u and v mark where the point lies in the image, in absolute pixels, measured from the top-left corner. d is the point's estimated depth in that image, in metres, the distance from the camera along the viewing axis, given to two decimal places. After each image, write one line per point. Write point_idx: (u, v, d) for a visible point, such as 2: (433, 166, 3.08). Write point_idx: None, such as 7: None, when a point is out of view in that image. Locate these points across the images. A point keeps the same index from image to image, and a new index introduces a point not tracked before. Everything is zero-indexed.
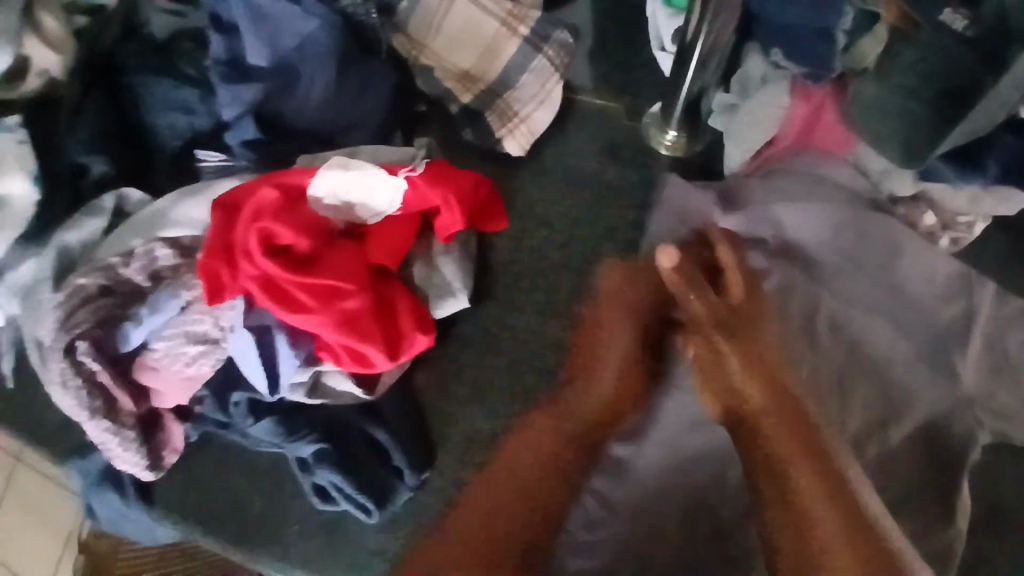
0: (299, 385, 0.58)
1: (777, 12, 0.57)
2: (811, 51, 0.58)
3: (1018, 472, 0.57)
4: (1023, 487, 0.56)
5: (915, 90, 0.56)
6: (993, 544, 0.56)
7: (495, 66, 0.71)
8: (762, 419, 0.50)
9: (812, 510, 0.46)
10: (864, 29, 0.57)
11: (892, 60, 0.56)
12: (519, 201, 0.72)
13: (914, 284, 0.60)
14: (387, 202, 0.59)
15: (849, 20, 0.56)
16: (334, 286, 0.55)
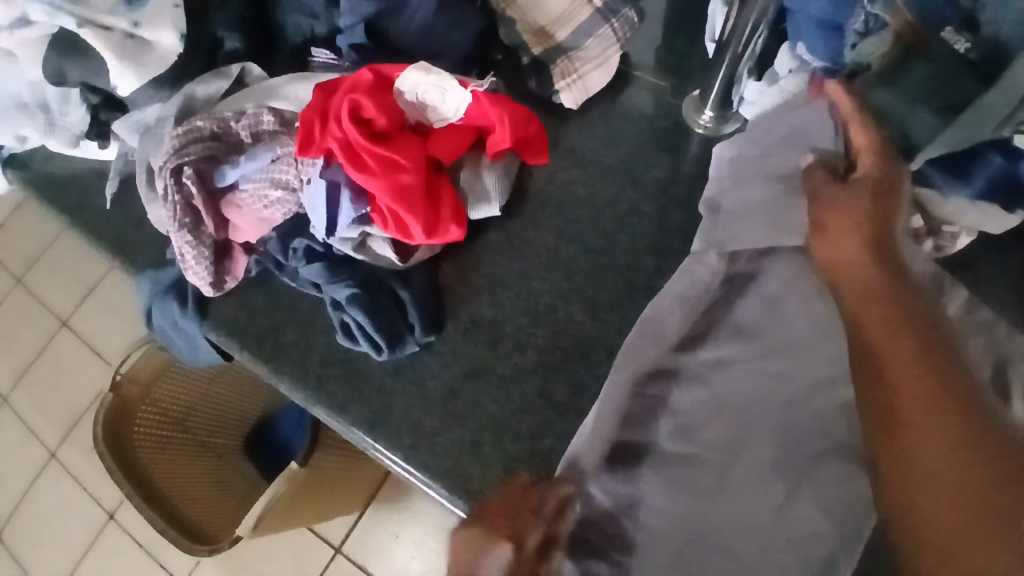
0: (349, 239, 0.70)
1: (802, 6, 0.67)
2: (828, 47, 0.67)
3: None
4: None
5: (918, 100, 0.63)
6: None
7: (566, 29, 0.81)
8: (874, 303, 0.54)
9: (902, 380, 0.48)
10: (874, 31, 0.64)
11: (901, 73, 0.64)
12: (564, 144, 0.84)
13: None
14: (454, 108, 0.72)
15: (860, 22, 0.64)
16: (397, 161, 0.68)
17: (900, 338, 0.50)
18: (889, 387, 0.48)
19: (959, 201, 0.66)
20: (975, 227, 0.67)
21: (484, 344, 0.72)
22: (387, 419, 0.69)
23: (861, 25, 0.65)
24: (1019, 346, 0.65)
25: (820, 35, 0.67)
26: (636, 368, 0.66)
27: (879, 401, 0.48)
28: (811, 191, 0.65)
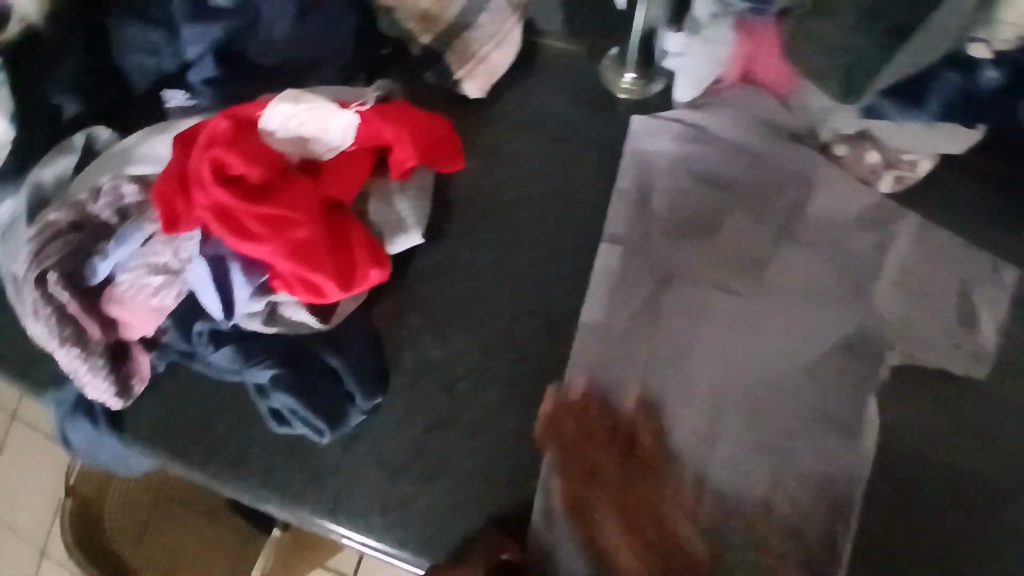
0: (255, 314, 0.60)
1: None
2: None
3: (934, 390, 0.60)
4: (943, 409, 0.60)
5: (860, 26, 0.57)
6: (908, 460, 0.58)
7: (453, 8, 0.70)
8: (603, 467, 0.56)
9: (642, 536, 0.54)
10: None
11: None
12: (477, 141, 0.72)
13: (829, 217, 0.63)
14: (341, 135, 0.61)
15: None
16: (284, 216, 0.58)
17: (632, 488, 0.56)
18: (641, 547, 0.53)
19: (919, 125, 0.63)
20: (934, 149, 0.64)
21: (439, 391, 0.63)
22: (349, 502, 0.61)
23: None
24: (975, 264, 0.63)
25: None
26: (598, 379, 0.61)
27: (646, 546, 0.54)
28: (736, 177, 0.65)
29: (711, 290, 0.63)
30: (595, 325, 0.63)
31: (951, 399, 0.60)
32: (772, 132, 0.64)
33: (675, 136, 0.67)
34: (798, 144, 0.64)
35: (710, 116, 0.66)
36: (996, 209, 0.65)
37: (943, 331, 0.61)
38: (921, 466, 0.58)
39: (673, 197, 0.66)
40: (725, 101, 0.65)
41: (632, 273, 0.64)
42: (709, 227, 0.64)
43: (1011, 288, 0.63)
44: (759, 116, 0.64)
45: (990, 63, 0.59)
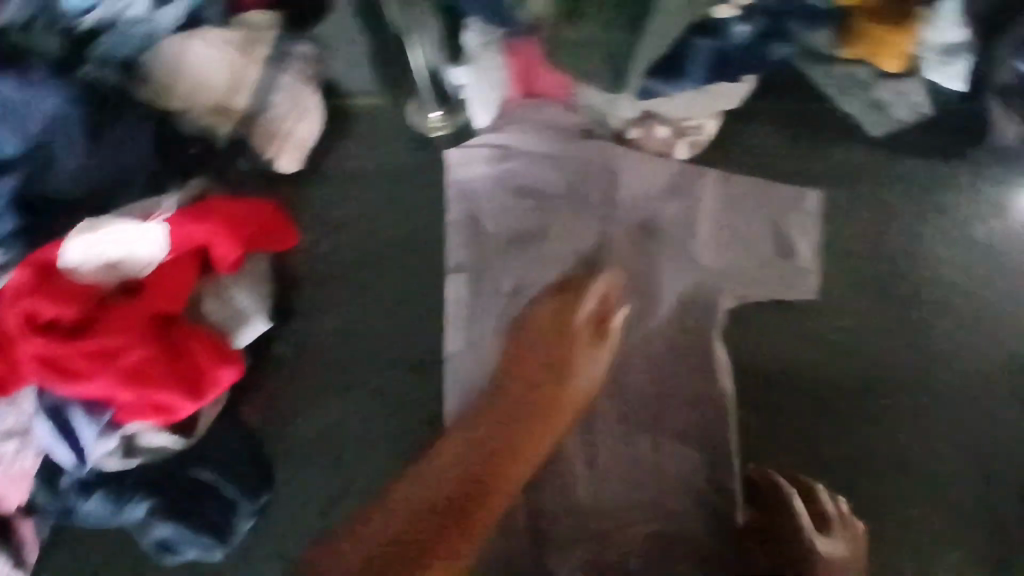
0: (113, 450, 0.60)
1: None
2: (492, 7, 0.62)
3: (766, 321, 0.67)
4: (778, 336, 0.67)
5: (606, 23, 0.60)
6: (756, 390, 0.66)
7: (242, 94, 0.70)
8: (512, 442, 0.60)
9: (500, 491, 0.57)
10: None
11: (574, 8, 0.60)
12: (306, 212, 0.72)
13: (635, 200, 0.69)
14: (148, 252, 0.60)
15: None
16: (109, 347, 0.58)
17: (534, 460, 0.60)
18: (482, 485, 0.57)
19: (689, 94, 0.66)
20: (712, 109, 0.68)
21: (331, 466, 0.65)
22: None
23: None
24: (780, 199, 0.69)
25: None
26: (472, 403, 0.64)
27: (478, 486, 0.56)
28: (546, 187, 0.69)
29: (556, 288, 0.67)
30: (462, 356, 0.66)
31: (793, 328, 0.67)
32: (566, 135, 0.69)
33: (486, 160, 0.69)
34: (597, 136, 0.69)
35: (509, 134, 0.69)
36: (790, 141, 0.70)
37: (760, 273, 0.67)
38: (767, 394, 0.67)
39: (499, 219, 0.69)
40: (516, 118, 0.69)
41: (482, 300, 0.67)
42: (540, 236, 0.68)
43: (817, 211, 0.68)
44: (547, 125, 0.69)
45: (736, 20, 0.62)
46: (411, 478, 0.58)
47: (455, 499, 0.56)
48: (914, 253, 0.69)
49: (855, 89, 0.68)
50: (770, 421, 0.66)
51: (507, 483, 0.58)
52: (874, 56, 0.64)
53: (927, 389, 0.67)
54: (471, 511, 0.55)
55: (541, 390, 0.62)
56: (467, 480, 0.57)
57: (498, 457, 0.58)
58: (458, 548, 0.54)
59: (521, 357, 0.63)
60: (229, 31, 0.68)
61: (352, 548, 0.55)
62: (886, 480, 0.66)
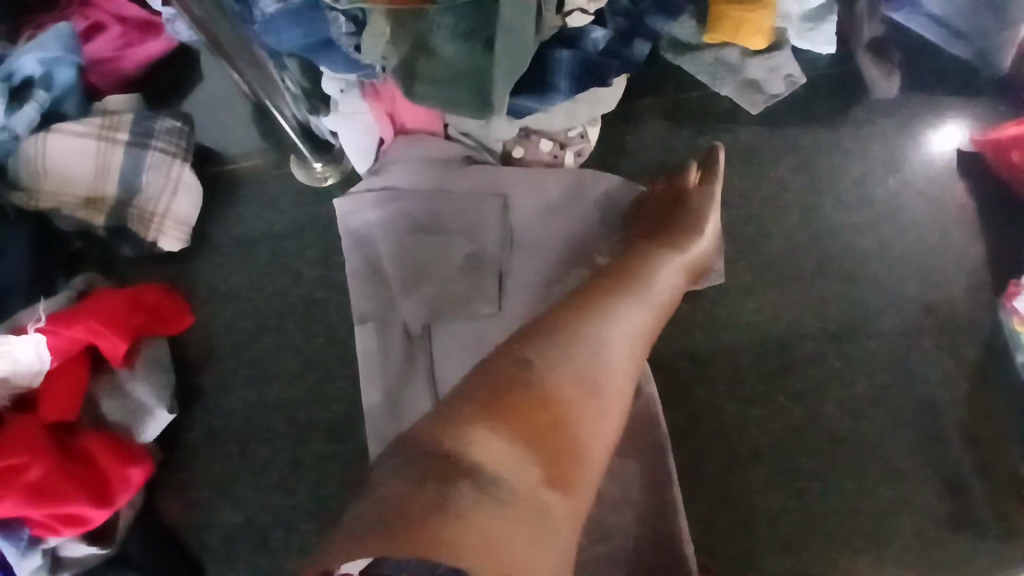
0: (38, 567, 0.58)
1: (277, 39, 0.58)
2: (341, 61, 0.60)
3: (688, 312, 0.65)
4: (703, 328, 0.64)
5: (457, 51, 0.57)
6: (689, 389, 0.63)
7: (112, 180, 0.67)
8: (552, 398, 0.45)
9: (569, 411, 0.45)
10: (361, 28, 0.56)
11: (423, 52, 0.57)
12: (200, 286, 0.69)
13: (534, 216, 0.67)
14: (33, 359, 0.58)
15: (343, 22, 0.56)
16: (8, 465, 0.55)
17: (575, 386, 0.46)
18: (550, 459, 0.43)
19: (565, 105, 0.66)
20: (591, 116, 0.68)
21: (256, 551, 0.62)
22: None
23: (346, 26, 0.57)
24: None
25: (321, 53, 0.59)
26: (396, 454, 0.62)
27: (544, 448, 0.43)
28: (443, 218, 0.67)
29: (463, 321, 0.66)
30: (377, 411, 0.63)
31: (702, 322, 0.65)
32: (449, 164, 0.67)
33: (372, 207, 0.67)
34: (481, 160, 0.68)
35: (392, 174, 0.67)
36: (666, 134, 0.71)
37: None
38: (701, 392, 0.63)
39: (398, 260, 0.67)
40: (396, 158, 0.67)
41: (386, 342, 0.65)
42: (437, 268, 0.66)
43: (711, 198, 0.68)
44: (426, 159, 0.67)
45: (592, 26, 0.63)
46: (525, 332, 0.49)
47: (570, 375, 0.46)
48: (814, 222, 0.68)
49: (725, 71, 0.68)
50: (687, 415, 0.63)
51: (603, 390, 0.47)
52: (739, 37, 0.64)
53: (846, 356, 0.64)
54: (604, 367, 0.48)
55: (625, 271, 0.55)
56: (582, 376, 0.47)
57: (613, 282, 0.53)
58: (566, 413, 0.45)
59: (626, 253, 0.57)
60: (92, 118, 0.68)
61: (419, 435, 0.44)
62: (824, 455, 0.62)
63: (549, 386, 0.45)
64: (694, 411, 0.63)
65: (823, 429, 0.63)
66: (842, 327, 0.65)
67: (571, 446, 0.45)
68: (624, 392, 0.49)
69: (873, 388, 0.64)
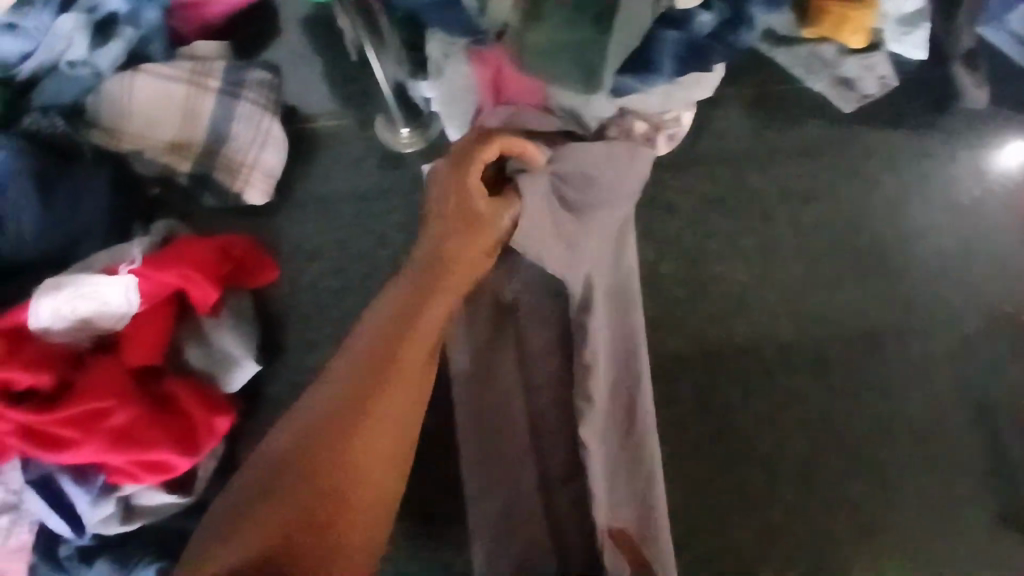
0: (111, 516, 0.56)
1: None
2: (459, 24, 0.63)
3: (755, 299, 0.69)
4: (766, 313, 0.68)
5: (572, 22, 0.60)
6: (755, 372, 0.67)
7: (200, 126, 0.68)
8: (301, 493, 0.40)
9: (351, 475, 0.41)
10: None
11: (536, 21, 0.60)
12: (284, 243, 0.71)
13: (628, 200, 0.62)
14: (121, 302, 0.57)
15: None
16: (91, 409, 0.54)
17: (380, 437, 0.43)
18: (335, 514, 0.40)
19: (664, 87, 0.65)
20: (687, 100, 0.67)
21: None
22: None
23: None
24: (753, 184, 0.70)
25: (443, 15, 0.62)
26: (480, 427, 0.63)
27: (327, 515, 0.40)
28: None
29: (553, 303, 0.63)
30: None
31: (770, 310, 0.68)
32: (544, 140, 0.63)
33: None
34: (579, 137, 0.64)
35: None
36: (756, 125, 0.71)
37: (740, 260, 0.69)
38: (765, 377, 0.67)
39: None
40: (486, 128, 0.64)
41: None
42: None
43: (790, 193, 0.70)
44: (517, 132, 0.63)
45: (700, 9, 0.62)
46: (320, 388, 0.46)
47: (324, 454, 0.42)
48: (891, 223, 0.70)
49: (821, 66, 0.68)
50: (758, 396, 0.67)
51: (377, 428, 0.43)
52: (838, 33, 0.64)
53: (912, 355, 0.68)
54: (341, 480, 0.41)
55: (391, 338, 0.44)
56: (314, 506, 0.40)
57: (361, 371, 0.44)
58: (361, 454, 0.42)
59: (391, 306, 0.46)
60: (183, 63, 0.68)
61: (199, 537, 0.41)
62: (882, 445, 0.66)
63: (317, 469, 0.41)
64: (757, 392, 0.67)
65: (895, 418, 0.67)
66: (910, 325, 0.68)
67: (349, 521, 0.40)
68: (412, 403, 0.45)
69: (938, 388, 0.67)
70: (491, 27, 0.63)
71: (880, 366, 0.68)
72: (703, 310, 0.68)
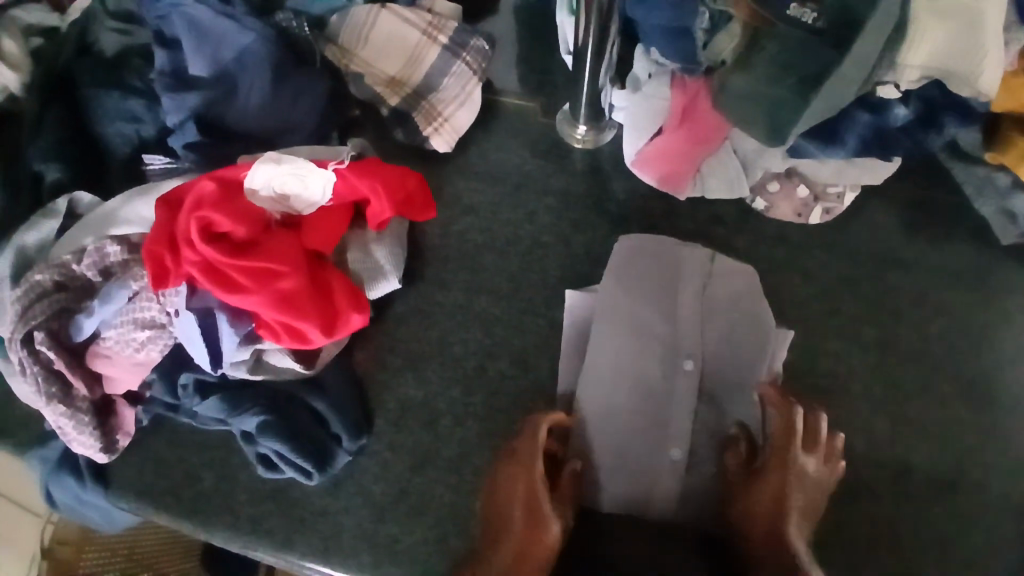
0: (241, 362, 0.64)
1: (646, 16, 0.68)
2: (680, 49, 0.69)
3: (862, 385, 0.68)
4: (873, 403, 0.68)
5: (778, 78, 0.66)
6: (852, 465, 0.65)
7: (417, 72, 0.79)
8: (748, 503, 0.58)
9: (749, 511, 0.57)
10: (719, 27, 0.68)
11: (757, 54, 0.67)
12: (447, 190, 0.79)
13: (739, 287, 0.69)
14: (319, 192, 0.66)
15: (705, 20, 0.68)
16: (268, 268, 0.61)
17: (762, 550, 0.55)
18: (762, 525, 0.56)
19: (839, 161, 0.71)
20: (856, 181, 0.72)
21: (422, 428, 0.68)
22: (339, 543, 0.65)
23: (707, 23, 0.68)
24: (892, 280, 0.72)
25: (670, 39, 0.68)
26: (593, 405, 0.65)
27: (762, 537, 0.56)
28: (669, 264, 0.69)
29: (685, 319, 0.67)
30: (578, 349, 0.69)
31: (879, 403, 0.68)
32: (732, 174, 0.72)
33: (640, 245, 0.70)
34: (733, 213, 0.74)
35: (659, 165, 0.72)
36: (907, 227, 0.74)
37: (857, 344, 0.70)
38: (856, 469, 0.65)
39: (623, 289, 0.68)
40: (660, 154, 0.72)
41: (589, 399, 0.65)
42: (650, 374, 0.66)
43: (926, 299, 0.71)
44: (694, 171, 0.73)
45: (898, 102, 0.68)
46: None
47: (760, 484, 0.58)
48: (1022, 361, 0.69)
49: (991, 191, 0.72)
50: (841, 479, 0.65)
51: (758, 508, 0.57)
52: (1018, 164, 0.67)
53: (1016, 501, 0.64)
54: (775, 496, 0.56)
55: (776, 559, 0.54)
56: (768, 492, 0.57)
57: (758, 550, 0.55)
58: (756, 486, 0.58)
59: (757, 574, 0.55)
60: (423, 14, 0.79)
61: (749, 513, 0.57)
62: None
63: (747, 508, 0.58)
64: (857, 490, 0.65)
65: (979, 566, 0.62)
66: (1007, 465, 0.65)
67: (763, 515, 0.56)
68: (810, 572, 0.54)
69: None
70: (709, 60, 0.70)
71: (976, 498, 0.64)
72: (807, 380, 0.69)
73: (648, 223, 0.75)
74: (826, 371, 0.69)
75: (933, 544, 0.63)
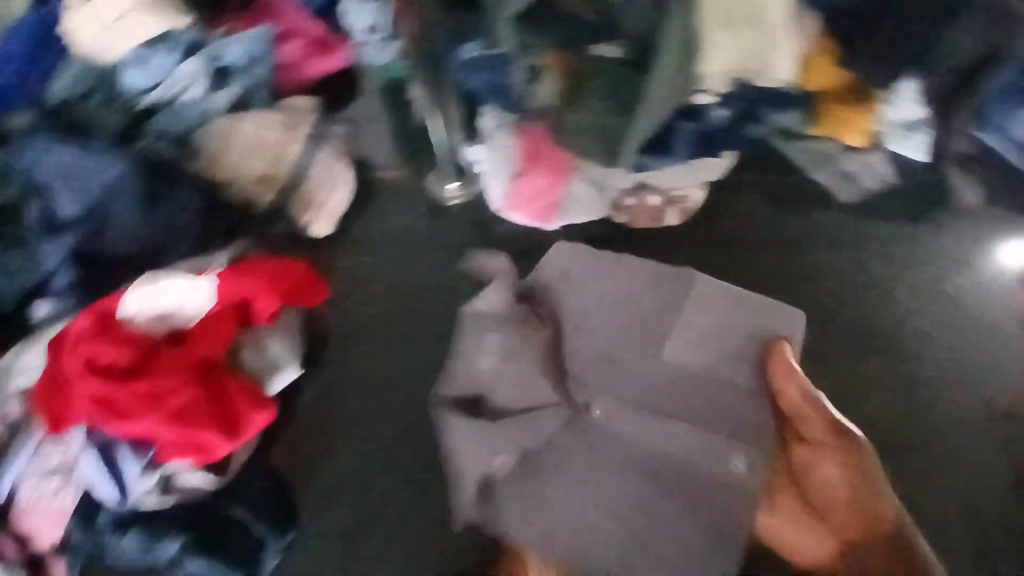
0: (151, 488, 0.64)
1: (466, 78, 0.72)
2: (508, 101, 0.73)
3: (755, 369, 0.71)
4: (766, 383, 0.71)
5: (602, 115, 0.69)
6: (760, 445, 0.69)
7: (284, 168, 0.81)
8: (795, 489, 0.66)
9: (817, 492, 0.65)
10: (536, 76, 0.70)
11: (577, 95, 0.69)
12: (335, 271, 0.81)
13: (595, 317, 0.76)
14: (200, 302, 0.68)
15: (520, 75, 0.70)
16: (155, 389, 0.62)
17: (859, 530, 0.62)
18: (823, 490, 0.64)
19: (682, 166, 0.77)
20: (698, 180, 0.79)
21: (349, 506, 0.70)
22: None
23: (524, 75, 0.70)
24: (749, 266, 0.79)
25: (498, 94, 0.73)
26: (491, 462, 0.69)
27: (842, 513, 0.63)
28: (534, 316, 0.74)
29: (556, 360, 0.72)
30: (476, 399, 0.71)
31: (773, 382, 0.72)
32: (591, 198, 0.78)
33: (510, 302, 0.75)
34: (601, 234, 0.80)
35: (524, 206, 0.78)
36: (775, 204, 0.82)
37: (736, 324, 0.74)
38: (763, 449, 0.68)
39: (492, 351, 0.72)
40: (523, 197, 0.77)
41: (493, 435, 0.67)
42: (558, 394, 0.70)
43: (781, 271, 0.79)
44: (557, 205, 0.78)
45: (716, 106, 0.72)
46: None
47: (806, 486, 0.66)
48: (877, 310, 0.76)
49: (825, 161, 0.79)
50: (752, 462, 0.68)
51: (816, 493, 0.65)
52: (836, 131, 0.73)
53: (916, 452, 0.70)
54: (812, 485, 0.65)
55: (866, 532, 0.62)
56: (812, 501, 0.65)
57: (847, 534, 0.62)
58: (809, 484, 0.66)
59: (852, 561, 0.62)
60: (279, 116, 0.82)
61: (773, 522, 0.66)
62: None
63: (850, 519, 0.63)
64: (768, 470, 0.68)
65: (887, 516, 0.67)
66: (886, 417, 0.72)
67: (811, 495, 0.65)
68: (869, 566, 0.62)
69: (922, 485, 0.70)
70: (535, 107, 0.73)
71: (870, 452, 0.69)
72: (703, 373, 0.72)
73: (524, 259, 0.80)
74: (716, 359, 0.72)
75: (890, 478, 0.70)
